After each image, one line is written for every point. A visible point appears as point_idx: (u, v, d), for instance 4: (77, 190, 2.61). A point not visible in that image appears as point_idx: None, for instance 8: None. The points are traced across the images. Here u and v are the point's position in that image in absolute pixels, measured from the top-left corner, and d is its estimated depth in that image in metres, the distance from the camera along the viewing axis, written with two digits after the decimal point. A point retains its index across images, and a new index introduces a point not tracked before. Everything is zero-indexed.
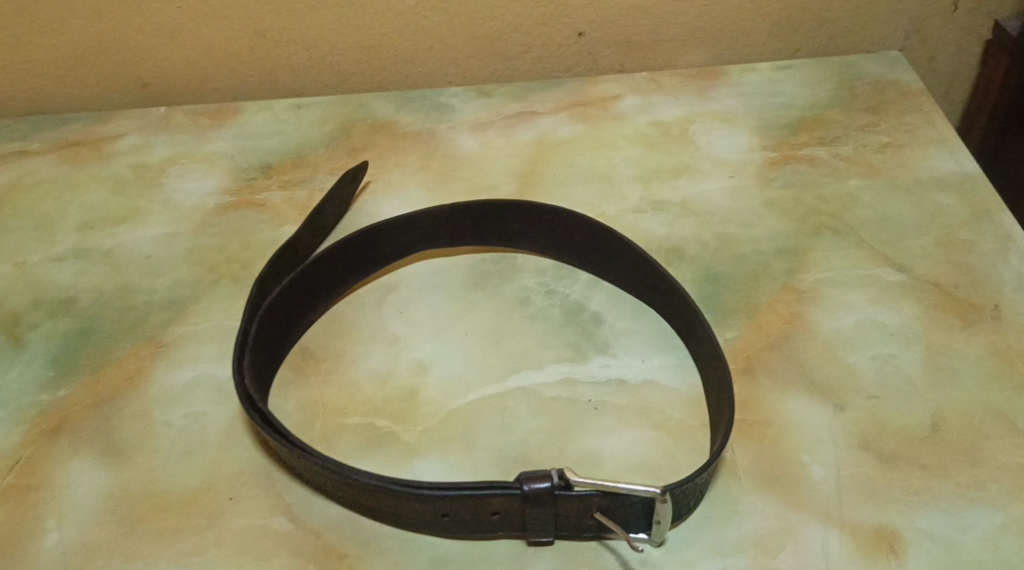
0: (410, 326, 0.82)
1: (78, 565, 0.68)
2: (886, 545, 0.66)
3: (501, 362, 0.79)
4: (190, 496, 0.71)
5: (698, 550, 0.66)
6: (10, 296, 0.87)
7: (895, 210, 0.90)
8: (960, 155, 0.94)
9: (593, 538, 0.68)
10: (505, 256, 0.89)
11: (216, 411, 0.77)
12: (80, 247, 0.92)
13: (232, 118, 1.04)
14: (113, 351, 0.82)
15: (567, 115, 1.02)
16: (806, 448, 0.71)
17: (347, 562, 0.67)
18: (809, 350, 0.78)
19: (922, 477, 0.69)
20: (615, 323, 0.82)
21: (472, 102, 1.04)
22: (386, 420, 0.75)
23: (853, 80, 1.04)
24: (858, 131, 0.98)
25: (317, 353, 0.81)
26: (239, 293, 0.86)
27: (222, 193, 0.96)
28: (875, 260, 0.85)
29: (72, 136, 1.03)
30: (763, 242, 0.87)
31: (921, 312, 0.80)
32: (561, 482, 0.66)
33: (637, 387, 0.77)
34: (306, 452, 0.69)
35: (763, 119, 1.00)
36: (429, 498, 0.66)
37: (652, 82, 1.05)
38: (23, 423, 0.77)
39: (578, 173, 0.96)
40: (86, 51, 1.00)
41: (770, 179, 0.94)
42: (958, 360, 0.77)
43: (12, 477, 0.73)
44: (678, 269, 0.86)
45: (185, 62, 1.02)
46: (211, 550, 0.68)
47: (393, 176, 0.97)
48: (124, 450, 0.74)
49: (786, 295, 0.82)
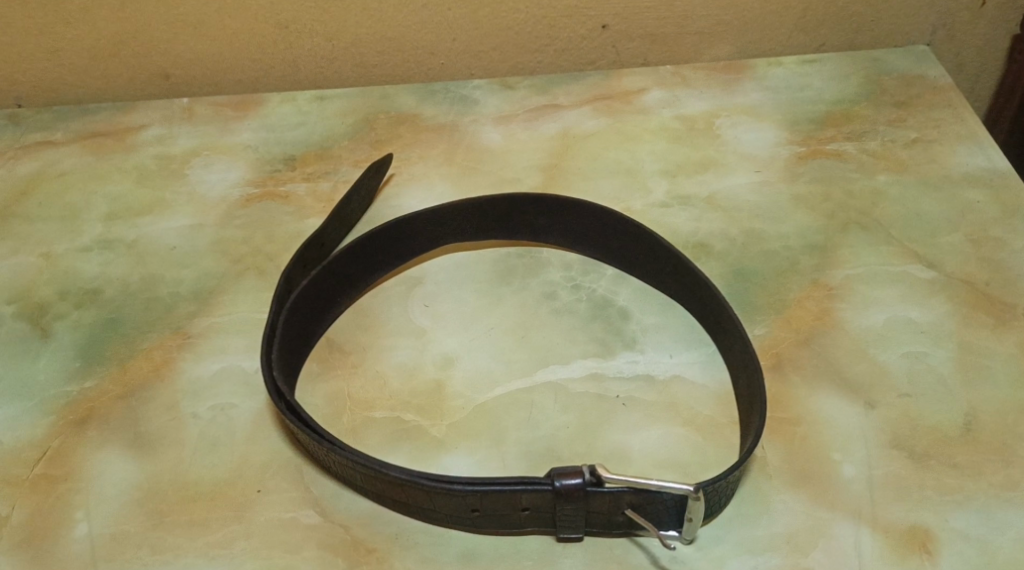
0: (436, 319, 0.82)
1: (108, 556, 0.68)
2: (919, 544, 0.66)
3: (527, 357, 0.79)
4: (218, 488, 0.71)
5: (728, 548, 0.66)
6: (36, 286, 0.87)
7: (924, 206, 0.89)
8: (989, 151, 0.94)
9: (623, 535, 0.68)
10: (531, 251, 0.89)
11: (244, 403, 0.77)
12: (105, 237, 0.92)
13: (256, 110, 1.04)
14: (140, 343, 0.82)
15: (591, 109, 1.01)
16: (838, 446, 0.71)
17: (377, 556, 0.67)
18: (838, 347, 0.77)
19: (955, 477, 0.69)
20: (642, 318, 0.82)
21: (496, 95, 1.04)
22: (414, 414, 0.75)
23: (880, 75, 1.03)
24: (885, 127, 0.97)
25: (343, 346, 0.81)
26: (265, 286, 0.86)
27: (246, 184, 0.96)
28: (904, 257, 0.84)
29: (95, 127, 1.03)
30: (791, 238, 0.87)
31: (952, 310, 0.80)
32: (593, 479, 0.66)
33: (665, 383, 0.76)
34: (336, 446, 0.68)
35: (790, 113, 1.00)
36: (459, 493, 0.66)
37: (676, 76, 1.05)
38: (50, 414, 0.77)
39: (603, 167, 0.95)
40: (109, 41, 1.00)
41: (797, 174, 0.93)
42: (991, 358, 0.76)
43: (40, 468, 0.73)
44: (706, 264, 0.85)
45: (209, 54, 1.02)
46: (241, 542, 0.68)
47: (417, 168, 0.97)
48: (152, 442, 0.74)
49: (814, 291, 0.82)
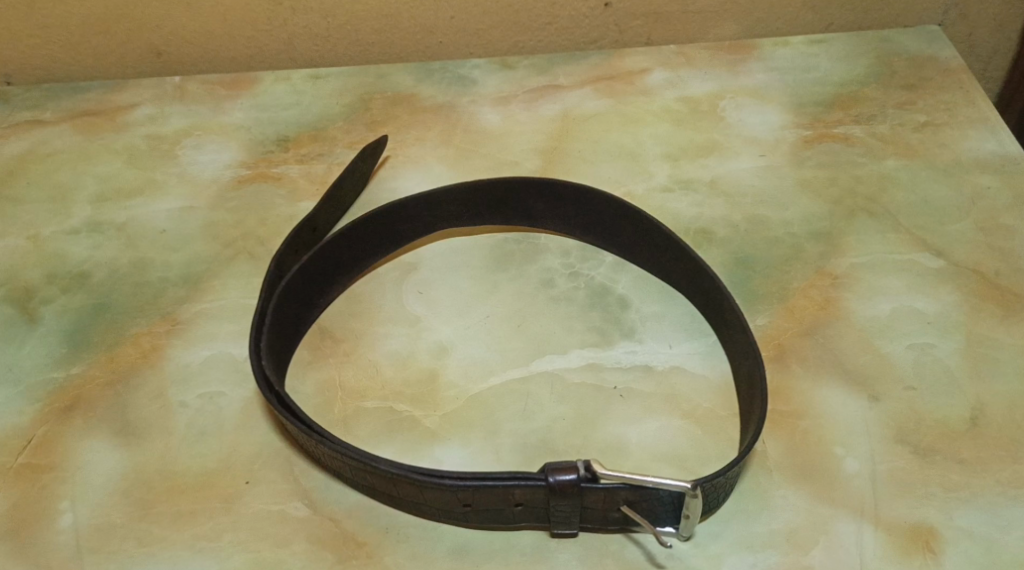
0: (430, 306, 0.80)
1: (93, 548, 0.67)
2: (923, 543, 0.64)
3: (524, 346, 0.77)
4: (206, 479, 0.70)
5: (727, 544, 0.64)
6: (24, 269, 0.86)
7: (933, 192, 0.86)
8: (1001, 136, 0.91)
9: (618, 531, 0.66)
10: (528, 237, 0.87)
11: (233, 391, 0.75)
12: (95, 219, 0.90)
13: (249, 89, 1.01)
14: (128, 328, 0.80)
15: (593, 89, 0.99)
16: (839, 441, 0.69)
17: (367, 550, 0.66)
18: (843, 338, 0.75)
19: (961, 473, 0.67)
20: (641, 307, 0.80)
21: (495, 75, 1.01)
22: (407, 404, 0.73)
23: (890, 56, 1.01)
24: (895, 110, 0.95)
25: (336, 334, 0.79)
26: (256, 272, 0.84)
27: (239, 165, 0.94)
28: (911, 245, 0.82)
29: (85, 106, 1.00)
30: (796, 224, 0.84)
31: (960, 300, 0.78)
32: (587, 474, 0.64)
33: (665, 374, 0.74)
34: (326, 439, 0.67)
35: (796, 95, 0.97)
36: (451, 487, 0.64)
37: (681, 56, 1.02)
38: (36, 402, 0.75)
39: (605, 151, 0.93)
40: (99, 17, 0.97)
41: (803, 158, 0.91)
42: (999, 351, 0.74)
43: (25, 457, 0.72)
44: (708, 252, 0.83)
45: (201, 30, 0.99)
46: (228, 535, 0.67)
47: (413, 150, 0.94)
48: (138, 431, 0.73)
49: (819, 280, 0.80)
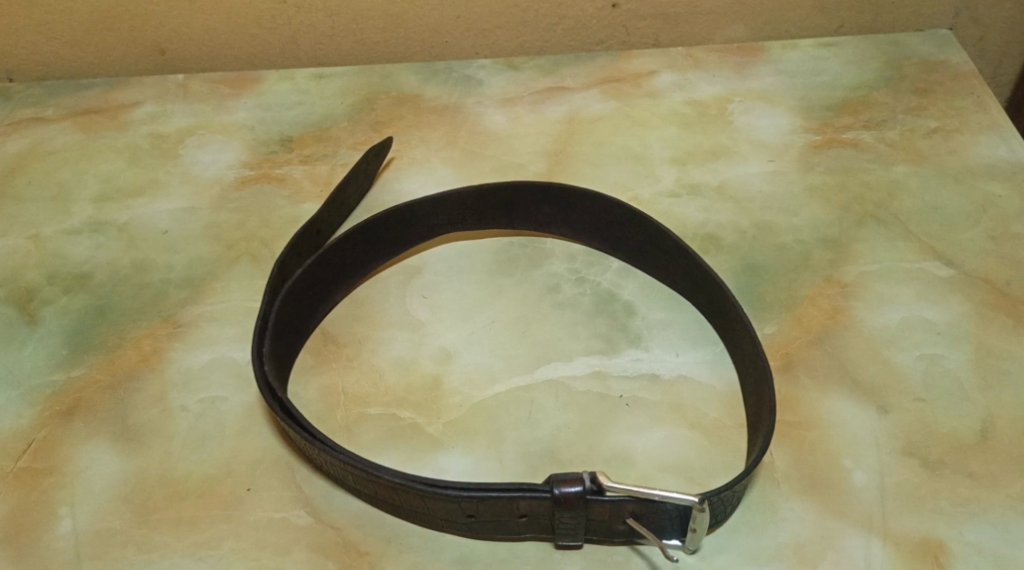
0: (435, 311, 0.79)
1: (92, 554, 0.66)
2: (931, 558, 0.63)
3: (529, 352, 0.76)
4: (207, 485, 0.69)
5: (733, 557, 0.64)
6: (24, 269, 0.85)
7: (943, 199, 0.86)
8: (1013, 142, 0.90)
9: (624, 543, 0.65)
10: (534, 241, 0.86)
11: (235, 396, 0.75)
12: (96, 219, 0.89)
13: (253, 88, 1.01)
14: (129, 331, 0.79)
15: (599, 91, 0.98)
16: (848, 453, 0.68)
17: (369, 560, 0.65)
18: (851, 348, 0.75)
19: (970, 487, 0.66)
20: (647, 314, 0.79)
21: (500, 75, 1.00)
22: (410, 411, 0.72)
23: (900, 60, 1.00)
24: (905, 115, 0.94)
25: (338, 338, 0.78)
26: (259, 274, 0.83)
27: (242, 165, 0.93)
28: (921, 253, 0.81)
29: (87, 103, 1.00)
30: (805, 231, 0.84)
31: (970, 310, 0.77)
32: (593, 486, 0.63)
33: (671, 382, 0.74)
34: (328, 447, 0.66)
35: (805, 99, 0.96)
36: (455, 498, 0.63)
37: (689, 58, 1.01)
38: (35, 405, 0.74)
39: (611, 154, 0.92)
40: (102, 14, 0.96)
41: (812, 163, 0.90)
42: (1009, 362, 0.73)
43: (24, 460, 0.71)
44: (715, 258, 0.82)
45: (205, 28, 0.98)
46: (228, 542, 0.66)
47: (418, 151, 0.93)
48: (139, 436, 0.72)
49: (828, 287, 0.79)
